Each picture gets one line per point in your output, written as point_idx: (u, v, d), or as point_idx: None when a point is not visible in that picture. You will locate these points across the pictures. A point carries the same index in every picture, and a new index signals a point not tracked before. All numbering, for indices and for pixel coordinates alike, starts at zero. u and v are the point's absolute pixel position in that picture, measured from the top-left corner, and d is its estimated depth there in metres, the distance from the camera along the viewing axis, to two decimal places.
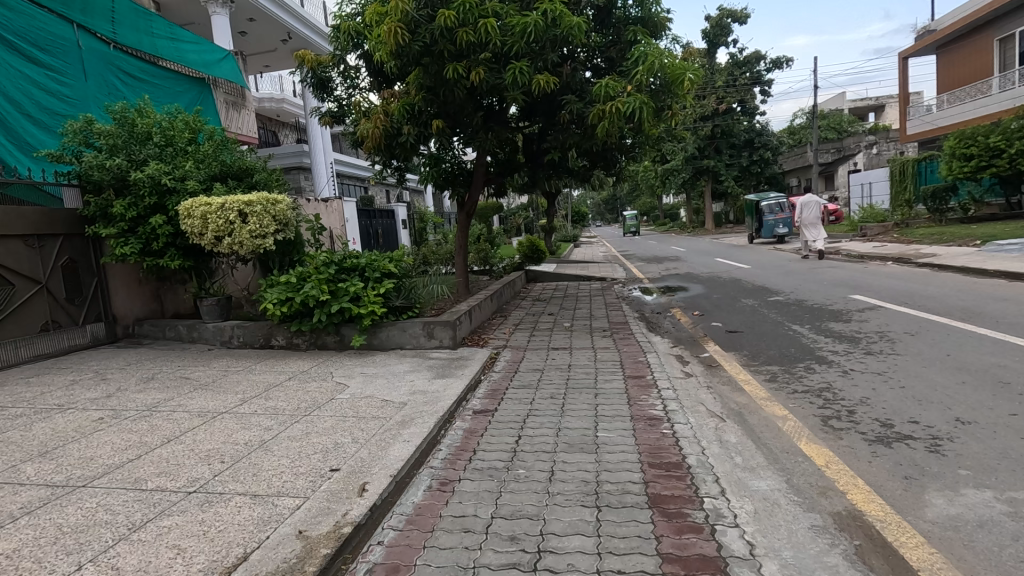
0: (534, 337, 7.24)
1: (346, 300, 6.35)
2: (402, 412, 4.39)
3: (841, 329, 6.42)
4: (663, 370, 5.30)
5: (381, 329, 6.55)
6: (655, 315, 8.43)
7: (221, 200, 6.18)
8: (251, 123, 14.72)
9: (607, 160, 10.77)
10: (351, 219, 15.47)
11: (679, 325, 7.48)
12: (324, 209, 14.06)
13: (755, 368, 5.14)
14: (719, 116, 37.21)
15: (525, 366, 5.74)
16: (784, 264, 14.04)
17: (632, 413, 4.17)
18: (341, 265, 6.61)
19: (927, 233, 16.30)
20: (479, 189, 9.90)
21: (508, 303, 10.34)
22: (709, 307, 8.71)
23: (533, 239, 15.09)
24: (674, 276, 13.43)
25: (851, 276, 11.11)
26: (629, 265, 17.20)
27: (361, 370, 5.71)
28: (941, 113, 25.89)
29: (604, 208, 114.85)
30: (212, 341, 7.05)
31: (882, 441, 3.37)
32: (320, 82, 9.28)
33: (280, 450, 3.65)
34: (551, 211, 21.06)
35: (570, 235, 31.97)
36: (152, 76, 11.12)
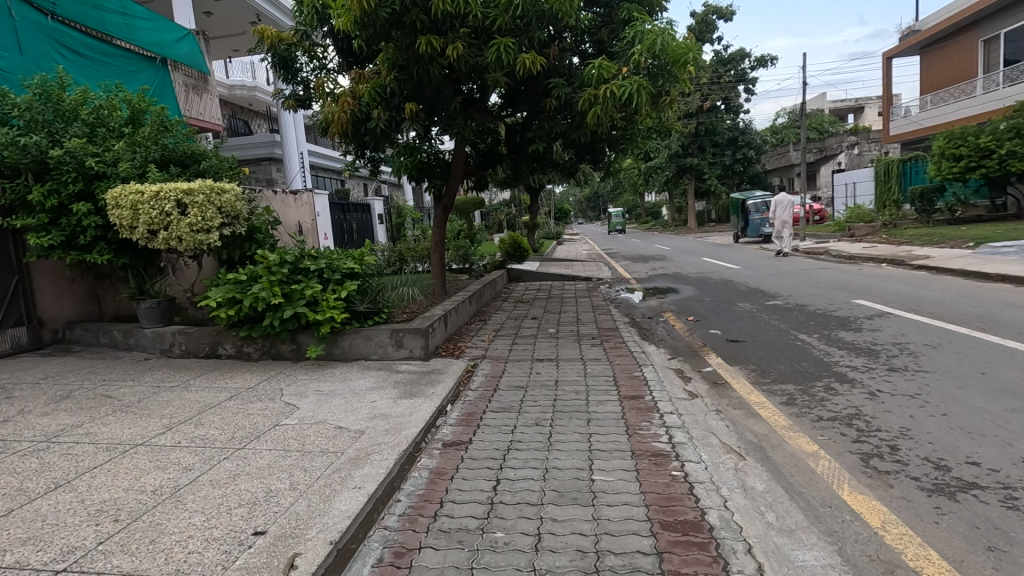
0: (516, 346, 6.53)
1: (301, 305, 5.56)
2: (357, 445, 3.65)
3: (854, 339, 5.84)
4: (662, 389, 4.64)
5: (343, 338, 5.79)
6: (647, 321, 7.77)
7: (155, 188, 5.33)
8: (215, 109, 13.76)
9: (595, 153, 10.09)
10: (324, 213, 14.58)
11: (675, 333, 6.84)
12: (293, 202, 13.15)
13: (768, 388, 4.51)
14: (703, 114, 36.93)
15: (505, 383, 5.03)
16: (774, 265, 13.55)
17: (633, 448, 3.49)
18: (297, 264, 5.80)
19: (916, 234, 16.00)
20: (458, 182, 9.14)
21: (488, 305, 9.62)
22: (704, 312, 8.10)
23: (516, 236, 14.36)
24: (662, 276, 12.85)
25: (847, 278, 10.62)
26: (615, 264, 16.59)
27: (315, 386, 4.94)
28: (924, 114, 25.80)
29: (586, 205, 114.63)
30: (150, 349, 6.19)
31: (943, 492, 2.75)
32: (284, 62, 8.34)
33: (194, 502, 2.89)
34: (533, 208, 20.39)
35: (553, 233, 31.39)
36: (103, 55, 10.17)
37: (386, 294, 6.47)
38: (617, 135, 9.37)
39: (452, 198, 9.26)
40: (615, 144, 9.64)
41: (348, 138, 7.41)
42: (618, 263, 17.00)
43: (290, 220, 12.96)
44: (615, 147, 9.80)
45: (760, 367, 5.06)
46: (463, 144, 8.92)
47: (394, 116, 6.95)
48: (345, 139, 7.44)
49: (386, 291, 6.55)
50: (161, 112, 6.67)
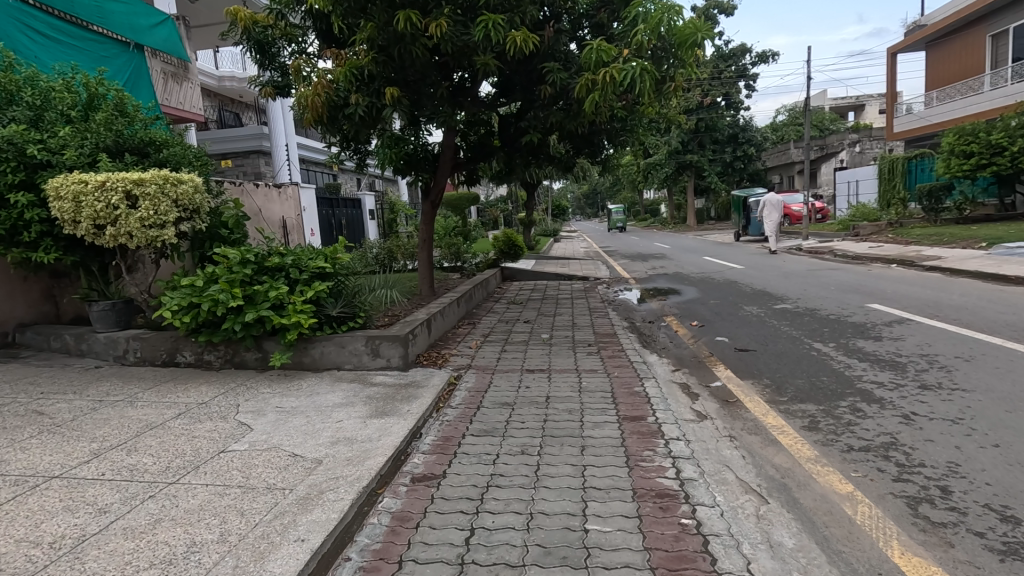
0: (505, 353, 5.98)
1: (265, 308, 5.00)
2: (309, 479, 3.11)
3: (875, 350, 5.32)
4: (667, 409, 4.11)
5: (313, 346, 5.25)
6: (647, 326, 7.23)
7: (100, 178, 4.77)
8: (196, 98, 13.18)
9: (594, 146, 9.52)
10: (309, 208, 14.12)
11: (677, 341, 6.31)
12: (277, 197, 12.55)
13: (786, 409, 3.97)
14: (703, 110, 36.34)
15: (490, 399, 4.49)
16: (779, 265, 13.01)
17: (634, 486, 2.97)
18: (263, 264, 5.25)
19: (924, 233, 15.49)
20: (447, 176, 8.59)
21: (478, 308, 9.07)
22: (708, 316, 7.56)
23: (510, 233, 13.79)
24: (663, 276, 12.30)
25: (858, 279, 10.11)
26: (613, 263, 16.06)
27: (277, 403, 4.40)
28: (929, 111, 25.28)
29: (585, 202, 114.01)
30: (103, 356, 5.63)
31: (1019, 556, 2.23)
32: (259, 45, 7.75)
33: (96, 562, 2.35)
34: (529, 205, 19.81)
35: (550, 230, 30.89)
36: (73, 38, 9.51)
37: (363, 296, 5.92)
38: (617, 127, 8.81)
39: (440, 193, 8.71)
40: (615, 137, 9.08)
41: (325, 127, 6.86)
42: (616, 262, 16.44)
43: (273, 215, 12.36)
44: (615, 140, 9.23)
45: (775, 383, 4.52)
46: (453, 135, 8.36)
47: (373, 102, 6.42)
48: (322, 127, 6.89)
49: (363, 293, 6.00)
50: (122, 97, 6.10)
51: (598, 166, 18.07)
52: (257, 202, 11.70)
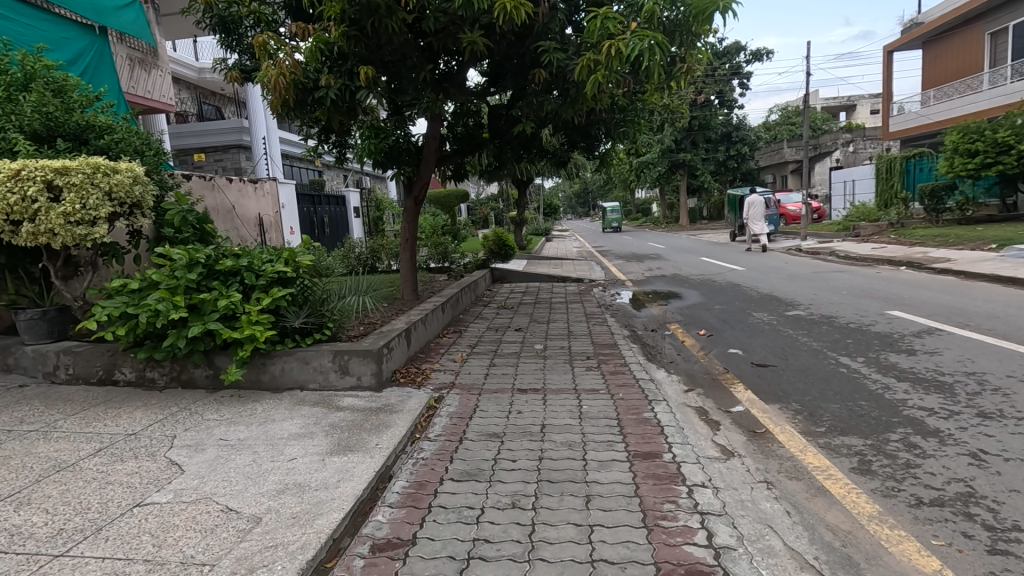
0: (493, 368, 5.30)
1: (214, 320, 4.29)
2: (239, 549, 2.42)
3: (912, 366, 4.71)
4: (686, 444, 3.44)
5: (272, 362, 4.55)
6: (650, 334, 6.59)
7: (15, 165, 4.06)
8: (167, 87, 12.47)
9: (590, 139, 8.87)
10: (289, 205, 13.39)
11: (686, 353, 5.66)
12: (253, 192, 11.78)
13: (829, 447, 3.32)
14: (696, 108, 35.86)
15: (475, 429, 3.81)
16: (780, 267, 12.42)
17: (657, 560, 2.31)
18: (213, 267, 4.53)
19: (927, 234, 15.00)
20: (430, 169, 7.89)
21: (465, 313, 8.38)
22: (715, 324, 6.93)
23: (501, 232, 12.82)
24: (661, 278, 11.69)
25: (869, 282, 9.54)
26: (608, 264, 15.45)
27: (221, 434, 3.69)
28: (926, 110, 24.90)
29: (576, 201, 113.59)
30: (31, 372, 4.87)
31: None
32: (223, 22, 6.98)
33: None
34: (520, 203, 19.12)
35: (542, 228, 30.29)
36: (27, 18, 8.48)
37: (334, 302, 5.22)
38: (616, 118, 8.15)
39: (424, 188, 8.00)
40: (614, 131, 8.42)
41: (293, 113, 6.12)
42: (610, 263, 15.82)
43: (249, 212, 11.57)
44: (614, 136, 8.56)
45: (808, 409, 3.88)
46: (438, 124, 7.66)
47: (347, 84, 5.71)
48: (289, 114, 6.17)
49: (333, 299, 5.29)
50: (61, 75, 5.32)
51: (592, 164, 17.44)
52: (230, 198, 10.92)
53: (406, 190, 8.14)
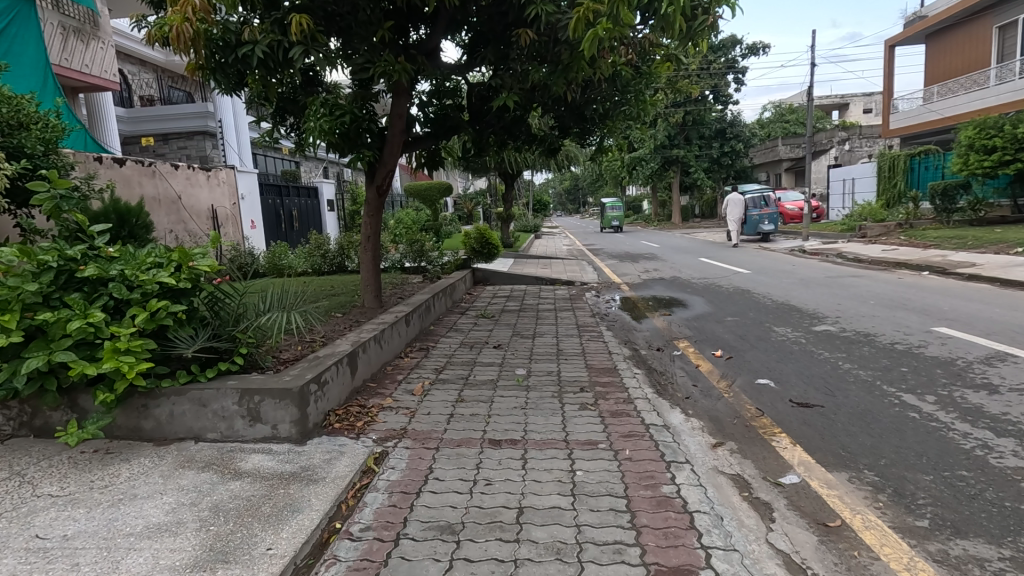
0: (460, 405, 4.13)
1: (65, 349, 3.08)
2: None
3: (1005, 411, 3.61)
4: (732, 552, 2.29)
5: (157, 405, 3.37)
6: (656, 355, 5.46)
7: None
8: (109, 61, 11.18)
9: (584, 124, 7.71)
10: (250, 196, 12.07)
11: (704, 385, 4.52)
12: (205, 181, 10.52)
13: (950, 563, 2.18)
14: (691, 103, 34.80)
15: (422, 518, 2.62)
16: (788, 271, 11.37)
17: None
18: (73, 274, 3.31)
19: (940, 236, 14.05)
20: (397, 154, 6.70)
21: (437, 323, 7.18)
22: (732, 342, 5.81)
23: (484, 229, 11.57)
24: (660, 282, 10.58)
25: (894, 289, 8.49)
26: (600, 264, 14.36)
27: (42, 528, 2.49)
28: (929, 106, 24.03)
29: (566, 198, 112.62)
30: None
31: None
32: None
33: None
34: (507, 198, 17.89)
35: (531, 225, 29.18)
36: None
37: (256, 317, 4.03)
38: (615, 97, 7.00)
39: (389, 176, 6.75)
40: (614, 114, 7.28)
41: (216, 75, 4.90)
42: (602, 263, 14.74)
43: (199, 203, 10.30)
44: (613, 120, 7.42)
45: (895, 488, 2.75)
46: (406, 99, 6.47)
47: (279, 39, 4.48)
48: (212, 77, 4.95)
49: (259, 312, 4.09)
50: None
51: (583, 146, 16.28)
52: (177, 187, 9.65)
53: (369, 177, 6.91)
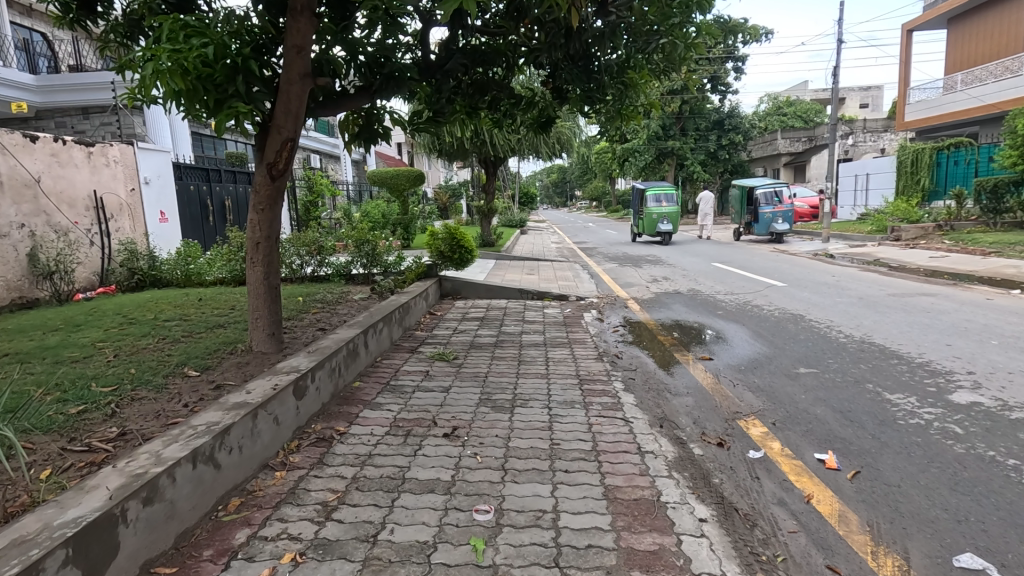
0: None
1: None
2: None
3: None
4: None
5: None
6: (722, 466, 3.14)
7: None
8: None
9: (593, 78, 5.37)
10: (158, 180, 9.54)
11: (852, 571, 2.23)
12: (84, 159, 7.99)
13: None
14: (687, 91, 32.57)
15: None
16: (833, 285, 9.12)
17: None
18: None
19: (997, 241, 11.90)
20: (302, 107, 4.18)
21: (368, 375, 4.77)
22: (837, 430, 3.52)
23: (456, 227, 9.05)
24: (678, 299, 8.33)
25: (1001, 319, 6.24)
26: (595, 269, 12.15)
27: None
28: (952, 96, 21.96)
29: (553, 190, 110.80)
30: None
31: None
32: None
33: None
34: (488, 189, 15.45)
35: (517, 220, 26.96)
36: None
37: None
38: None
39: (290, 152, 4.24)
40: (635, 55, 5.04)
41: None
42: (598, 268, 12.52)
43: (77, 188, 7.81)
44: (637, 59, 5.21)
45: None
46: (311, 19, 4.03)
47: None
48: None
49: None
50: None
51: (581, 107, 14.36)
52: (33, 167, 7.11)
53: (261, 147, 4.39)
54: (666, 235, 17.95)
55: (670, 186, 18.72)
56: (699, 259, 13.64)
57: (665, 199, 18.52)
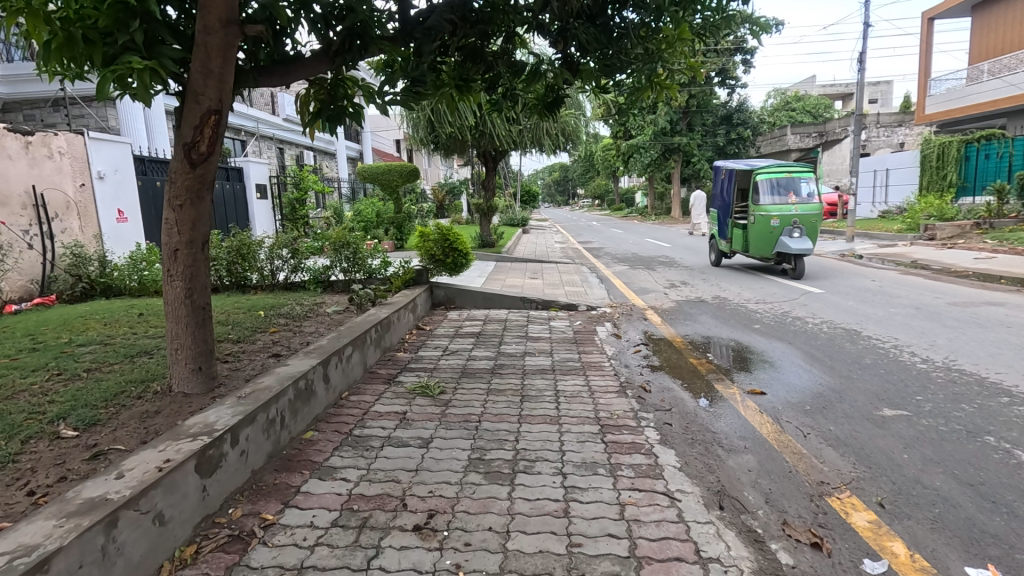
0: None
1: None
2: None
3: None
4: None
5: None
6: None
7: None
8: None
9: (614, 39, 4.38)
10: (116, 175, 8.48)
11: None
12: (21, 150, 6.95)
13: None
14: (694, 85, 31.39)
15: None
16: (879, 292, 8.01)
17: None
18: None
19: None
20: (230, 67, 3.11)
21: (323, 421, 3.66)
22: (980, 520, 2.45)
23: (449, 227, 7.98)
24: (704, 309, 7.25)
25: None
26: (605, 273, 11.07)
27: None
28: (978, 86, 20.76)
29: (555, 188, 109.69)
30: None
31: None
32: None
33: None
34: (487, 186, 14.38)
35: (518, 219, 25.88)
36: None
37: None
38: None
39: (215, 126, 3.14)
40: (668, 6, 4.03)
41: None
42: (607, 271, 11.45)
43: (11, 184, 6.80)
44: (675, 10, 4.23)
45: None
46: None
47: None
48: None
49: None
50: None
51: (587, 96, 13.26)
52: None
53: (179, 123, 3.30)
54: (791, 258, 9.78)
55: (801, 167, 10.22)
56: (750, 271, 10.70)
57: (794, 188, 9.93)
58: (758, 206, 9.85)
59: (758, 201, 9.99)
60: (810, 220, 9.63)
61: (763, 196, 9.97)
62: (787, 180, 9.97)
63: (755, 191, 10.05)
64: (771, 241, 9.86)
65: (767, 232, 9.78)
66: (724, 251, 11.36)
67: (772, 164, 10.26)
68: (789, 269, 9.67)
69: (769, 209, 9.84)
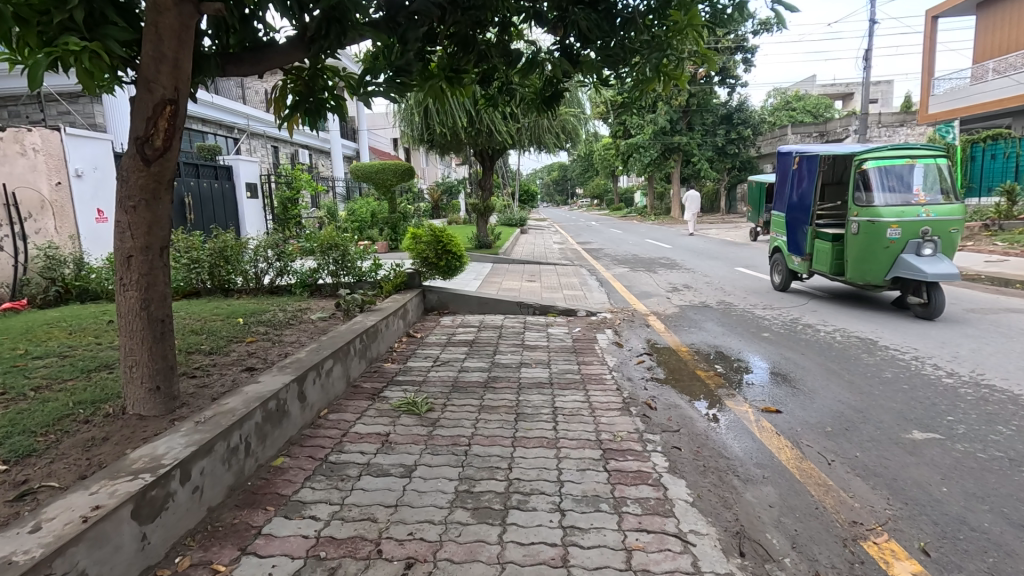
0: None
1: None
2: None
3: None
4: None
5: None
6: None
7: None
8: None
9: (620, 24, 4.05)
10: (97, 173, 8.14)
11: None
12: None
13: None
14: (694, 84, 31.06)
15: None
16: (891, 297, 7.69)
17: None
18: None
19: None
20: (186, 50, 2.77)
21: (295, 445, 3.31)
22: None
23: (442, 228, 7.65)
24: (709, 316, 6.93)
25: None
26: (605, 276, 10.74)
27: None
28: (982, 85, 20.45)
29: (554, 188, 109.33)
30: None
31: None
32: None
33: None
34: (484, 186, 14.04)
35: (517, 219, 25.54)
36: None
37: None
38: None
39: (171, 116, 2.79)
40: None
41: None
42: (607, 273, 11.13)
43: None
44: None
45: None
46: None
47: None
48: None
49: None
50: None
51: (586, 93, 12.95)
52: None
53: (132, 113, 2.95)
54: (915, 289, 6.46)
55: (927, 148, 6.91)
56: (836, 300, 7.59)
57: (916, 180, 6.68)
58: (865, 207, 6.60)
59: (865, 200, 6.69)
60: (946, 228, 6.38)
61: (874, 193, 6.65)
62: (908, 170, 6.68)
63: (858, 186, 6.82)
64: (884, 260, 6.59)
65: (881, 248, 6.52)
66: (795, 271, 8.20)
67: (876, 145, 7.06)
68: (918, 305, 6.35)
69: (882, 211, 6.56)
